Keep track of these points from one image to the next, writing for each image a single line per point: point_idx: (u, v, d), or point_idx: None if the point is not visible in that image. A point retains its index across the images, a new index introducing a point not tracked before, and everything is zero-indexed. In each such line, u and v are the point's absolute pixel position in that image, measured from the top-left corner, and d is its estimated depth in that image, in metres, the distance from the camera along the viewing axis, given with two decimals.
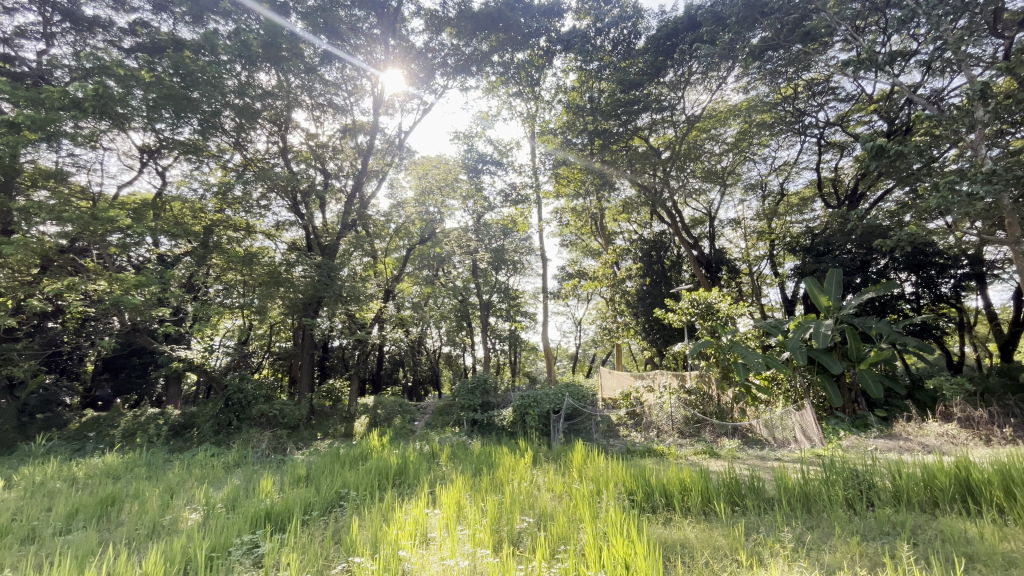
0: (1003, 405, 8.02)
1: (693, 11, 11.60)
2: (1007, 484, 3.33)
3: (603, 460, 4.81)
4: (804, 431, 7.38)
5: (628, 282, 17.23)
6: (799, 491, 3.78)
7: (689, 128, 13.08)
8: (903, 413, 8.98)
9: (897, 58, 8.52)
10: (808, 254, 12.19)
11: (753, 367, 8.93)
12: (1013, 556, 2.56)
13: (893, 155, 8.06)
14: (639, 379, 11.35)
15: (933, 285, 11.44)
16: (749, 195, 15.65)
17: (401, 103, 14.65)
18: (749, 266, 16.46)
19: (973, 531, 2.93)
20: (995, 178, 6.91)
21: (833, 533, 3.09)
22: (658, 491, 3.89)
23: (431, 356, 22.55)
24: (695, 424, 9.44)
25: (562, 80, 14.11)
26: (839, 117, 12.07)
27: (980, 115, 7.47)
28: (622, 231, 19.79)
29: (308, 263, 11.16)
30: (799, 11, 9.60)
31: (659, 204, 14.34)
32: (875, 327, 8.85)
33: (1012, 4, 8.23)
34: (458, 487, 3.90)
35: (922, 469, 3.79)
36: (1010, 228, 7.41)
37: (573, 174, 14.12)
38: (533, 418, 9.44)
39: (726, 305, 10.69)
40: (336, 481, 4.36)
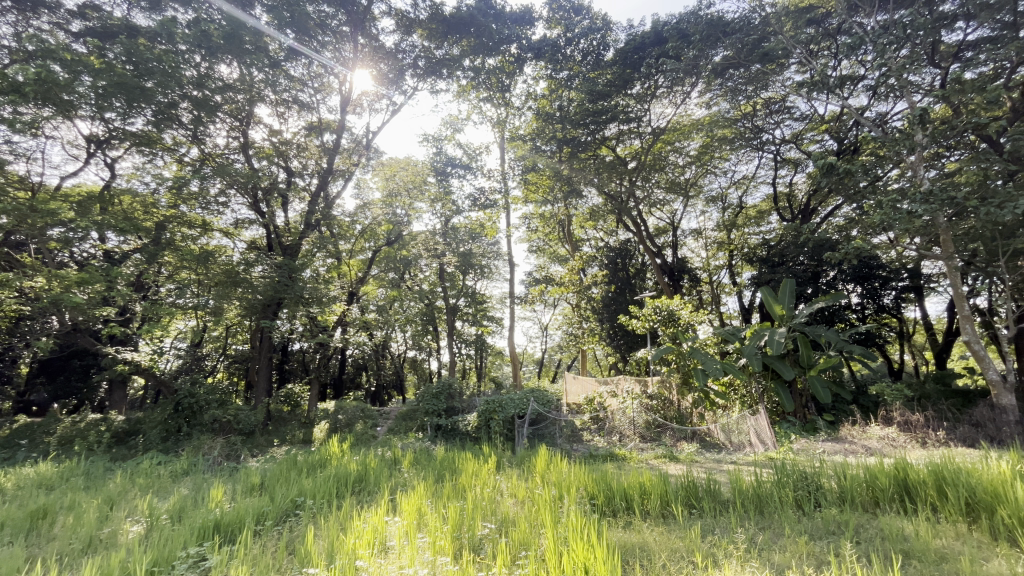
0: (937, 410, 8.57)
1: (660, 26, 11.95)
2: (940, 484, 3.56)
3: (565, 464, 4.84)
4: (758, 434, 7.67)
5: (594, 288, 17.60)
6: (752, 494, 3.92)
7: (654, 139, 13.54)
8: (849, 418, 9.47)
9: (846, 82, 9.04)
10: (764, 265, 12.70)
11: (711, 373, 9.23)
12: (944, 552, 2.73)
13: (841, 173, 8.52)
14: (603, 384, 11.54)
15: (877, 296, 12.14)
16: (710, 207, 16.21)
17: (370, 103, 14.36)
18: (709, 275, 17.01)
19: (910, 529, 3.10)
20: (932, 198, 7.42)
21: (783, 533, 3.22)
22: (618, 495, 3.95)
23: (395, 361, 22.19)
24: (656, 429, 9.65)
25: (532, 87, 14.23)
26: (794, 135, 12.68)
27: (919, 138, 8.01)
28: (589, 238, 19.87)
29: (268, 263, 10.77)
30: (758, 33, 10.18)
31: (624, 213, 14.65)
32: (825, 335, 9.27)
33: (947, 37, 8.89)
34: (420, 493, 3.84)
35: (865, 470, 4.00)
36: (945, 244, 7.93)
37: (541, 180, 14.12)
38: (497, 422, 9.40)
39: (687, 312, 11.01)
40: (292, 489, 4.21)
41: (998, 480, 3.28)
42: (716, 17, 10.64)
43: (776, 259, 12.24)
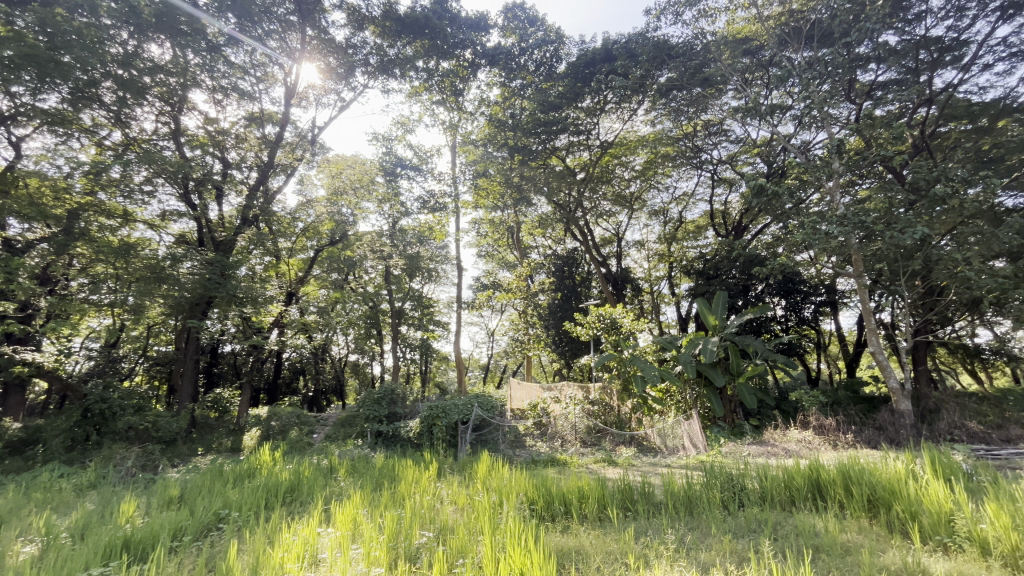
0: (847, 415, 9.38)
1: (610, 45, 12.43)
2: (846, 483, 3.89)
3: (507, 470, 4.86)
4: (691, 438, 8.07)
5: (541, 294, 17.80)
6: (683, 495, 4.11)
7: (602, 152, 14.00)
8: (772, 422, 10.17)
9: (775, 110, 9.76)
10: (700, 277, 13.40)
11: (649, 379, 9.64)
12: (849, 545, 2.99)
13: (770, 194, 9.19)
14: (548, 390, 11.74)
15: (799, 309, 13.12)
16: (653, 220, 16.92)
17: (317, 96, 13.82)
18: (650, 285, 17.68)
19: (820, 524, 3.37)
20: (846, 221, 8.16)
21: (709, 533, 3.40)
22: (558, 500, 4.02)
23: (336, 365, 21.36)
24: (596, 433, 9.89)
25: (485, 93, 14.31)
26: (730, 157, 13.51)
27: (836, 167, 8.79)
28: (537, 246, 20.20)
29: (198, 259, 10.08)
30: (699, 59, 10.82)
31: (573, 222, 14.98)
32: (753, 345, 9.91)
33: (861, 76, 9.81)
34: (356, 503, 3.71)
35: (784, 471, 4.31)
36: (856, 263, 8.71)
37: (492, 186, 14.07)
38: (440, 428, 9.27)
39: (629, 320, 11.40)
40: (216, 501, 3.95)
41: (894, 478, 3.63)
42: (662, 39, 11.17)
43: (711, 272, 12.96)
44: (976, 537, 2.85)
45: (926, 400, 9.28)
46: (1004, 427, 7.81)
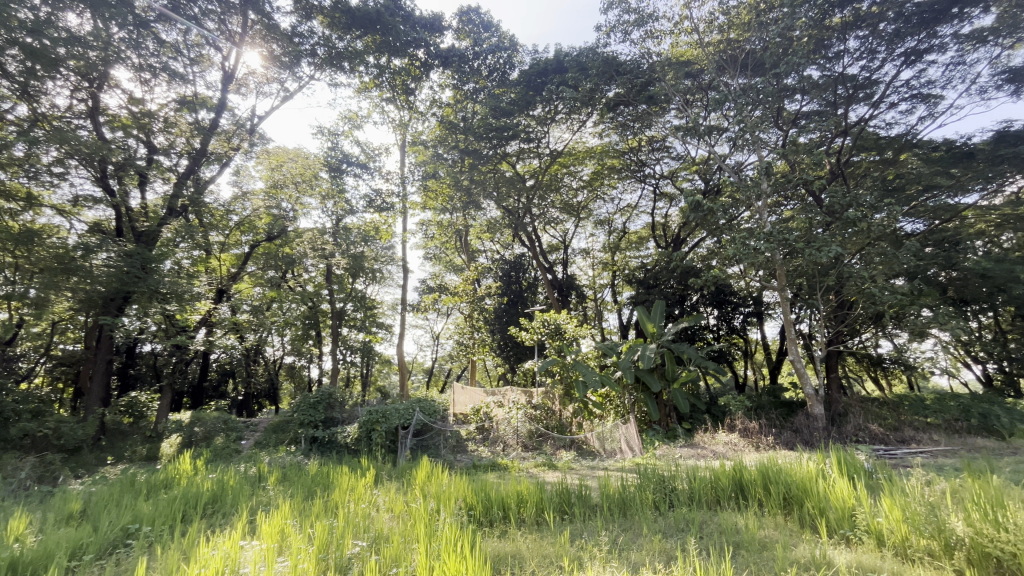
0: (769, 418, 10.06)
1: (562, 57, 12.86)
2: (765, 482, 4.17)
3: (446, 476, 4.80)
4: (627, 441, 8.37)
5: (487, 299, 17.74)
6: (618, 497, 4.24)
7: (551, 161, 14.30)
8: (702, 425, 10.72)
9: (713, 131, 10.36)
10: (641, 286, 13.95)
11: (590, 384, 9.91)
12: (764, 541, 3.20)
13: (705, 210, 9.76)
14: (490, 395, 11.65)
15: (730, 319, 13.93)
16: (598, 229, 17.42)
17: (258, 84, 13.11)
18: (594, 292, 18.10)
19: (741, 522, 3.59)
20: (771, 239, 8.80)
21: (641, 533, 3.53)
22: (496, 505, 4.02)
23: (269, 367, 20.25)
24: (537, 438, 10.00)
25: (437, 94, 14.15)
26: (671, 172, 14.19)
27: (765, 188, 9.47)
28: (485, 250, 20.26)
29: (116, 250, 9.22)
30: (645, 77, 11.30)
31: (521, 228, 15.11)
32: (687, 352, 10.44)
33: (789, 105, 10.61)
34: (284, 513, 3.53)
35: (711, 472, 4.55)
36: (780, 278, 9.39)
37: (441, 189, 13.92)
38: (379, 434, 9.01)
39: (572, 326, 11.65)
40: (125, 514, 3.62)
41: (806, 477, 3.93)
42: (611, 56, 11.55)
43: (651, 282, 13.57)
44: (874, 530, 3.13)
45: (836, 405, 10.13)
46: (900, 429, 8.69)
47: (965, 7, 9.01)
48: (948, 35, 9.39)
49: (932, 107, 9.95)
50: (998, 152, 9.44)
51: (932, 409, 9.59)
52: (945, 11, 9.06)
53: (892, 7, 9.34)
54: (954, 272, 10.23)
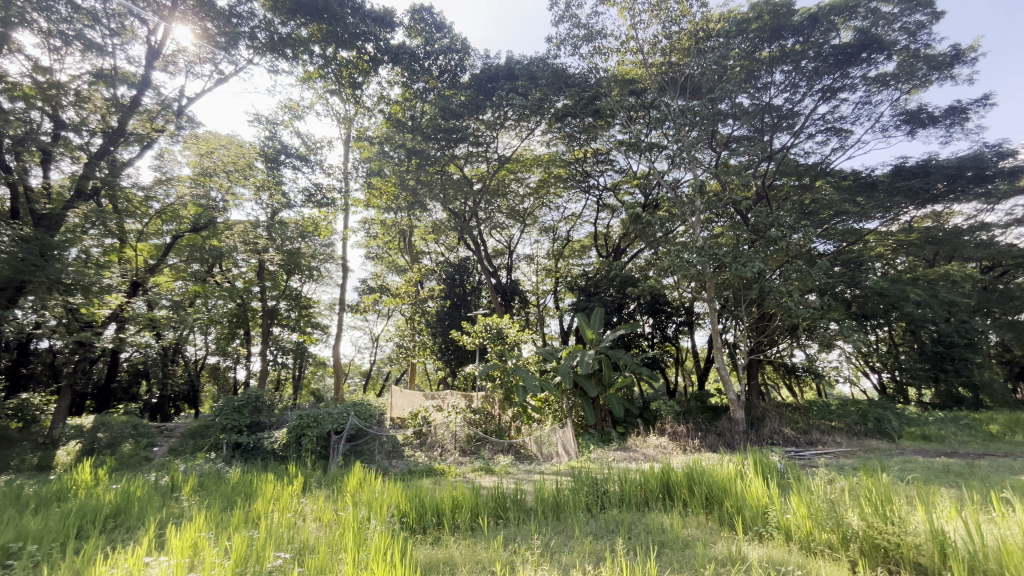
0: (696, 422, 10.62)
1: (512, 64, 13.02)
2: (690, 483, 4.39)
3: (379, 482, 4.66)
4: (564, 445, 8.52)
5: (429, 301, 17.69)
6: (552, 501, 4.31)
7: (499, 166, 14.41)
8: (634, 429, 11.13)
9: (653, 148, 10.86)
10: (582, 293, 14.35)
11: (530, 388, 10.05)
12: (687, 540, 3.37)
13: (644, 222, 10.20)
14: (430, 399, 11.47)
15: (663, 328, 14.57)
16: (543, 236, 17.69)
17: (189, 64, 12.19)
18: (537, 298, 18.34)
19: (667, 522, 3.76)
20: (702, 253, 9.37)
21: (573, 535, 3.60)
22: (430, 511, 3.96)
23: (188, 368, 18.77)
24: (476, 442, 9.95)
25: (385, 91, 13.82)
26: (614, 185, 14.72)
27: (698, 205, 10.05)
28: (429, 252, 20.02)
29: (9, 234, 8.22)
30: (592, 91, 11.66)
31: (467, 231, 15.05)
32: (622, 358, 10.78)
33: (723, 128, 11.32)
34: (199, 525, 3.28)
35: (640, 475, 4.73)
36: (709, 290, 9.96)
37: (386, 187, 13.57)
38: (309, 439, 8.59)
39: (514, 331, 11.75)
40: (5, 532, 3.21)
41: (726, 477, 4.19)
42: (561, 68, 11.84)
43: (592, 289, 14.02)
44: (783, 526, 3.39)
45: (755, 410, 10.87)
46: (809, 432, 9.48)
47: (872, 53, 10.07)
48: (858, 77, 10.44)
49: (843, 140, 11.01)
50: (895, 184, 10.74)
51: (836, 414, 10.55)
52: (856, 54, 10.10)
53: (812, 47, 10.28)
54: (857, 290, 11.34)
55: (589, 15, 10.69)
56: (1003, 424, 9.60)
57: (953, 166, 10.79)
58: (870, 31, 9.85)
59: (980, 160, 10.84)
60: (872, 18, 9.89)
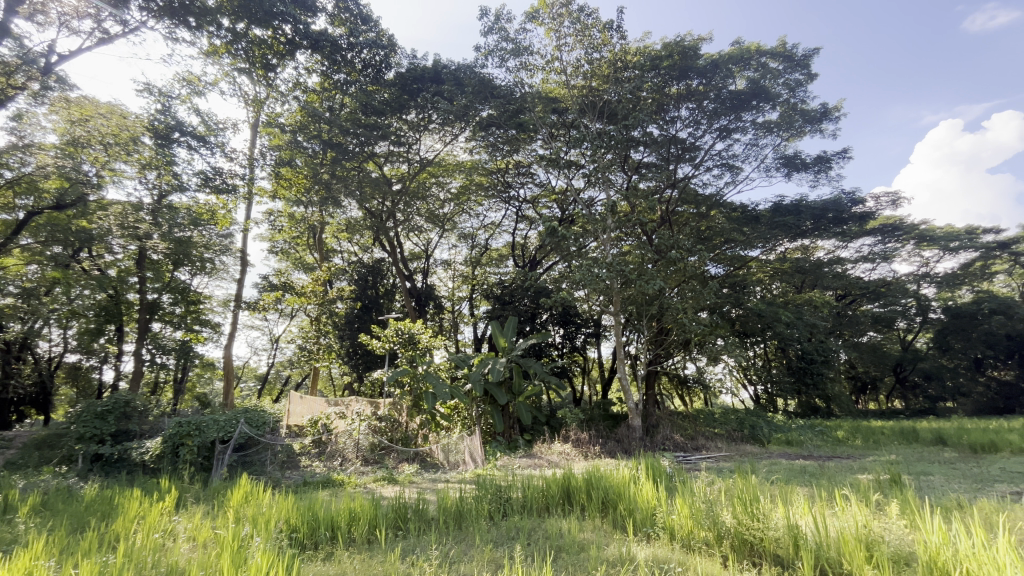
0: (597, 429, 11.16)
1: (440, 67, 12.94)
2: (588, 489, 4.58)
3: (268, 495, 4.32)
4: (471, 453, 8.43)
5: (338, 303, 17.02)
6: (454, 510, 4.27)
7: (420, 168, 14.24)
8: (541, 437, 11.40)
9: (571, 166, 11.35)
10: (497, 301, 14.53)
11: (440, 396, 9.90)
12: (582, 543, 3.50)
13: (560, 236, 10.57)
14: (332, 405, 10.90)
15: (573, 338, 14.95)
16: (461, 242, 17.68)
17: (64, 16, 10.56)
18: (452, 304, 18.23)
19: (565, 526, 3.89)
20: (610, 270, 9.97)
21: (474, 543, 3.60)
22: (323, 525, 3.75)
23: (38, 367, 16.05)
24: (380, 451, 9.60)
25: (302, 77, 12.99)
26: (533, 198, 15.18)
27: (609, 224, 10.68)
28: (341, 250, 19.13)
29: None
30: (517, 105, 11.95)
31: (383, 232, 14.62)
32: (532, 367, 11.02)
33: (635, 154, 12.14)
34: (36, 552, 2.80)
35: (542, 481, 4.86)
36: (615, 304, 10.56)
37: (297, 179, 12.71)
38: (189, 450, 7.72)
39: (427, 337, 11.54)
40: None
41: (620, 482, 4.45)
42: (487, 78, 12.00)
43: (507, 298, 14.27)
44: (669, 526, 3.66)
45: (651, 417, 11.64)
46: (695, 438, 10.38)
47: (760, 102, 11.40)
48: (749, 121, 11.75)
49: (735, 176, 12.29)
50: (774, 219, 12.22)
51: (719, 422, 11.66)
52: (748, 101, 11.36)
53: (713, 89, 11.39)
54: (741, 311, 12.66)
55: (517, 31, 10.98)
56: (847, 430, 11.21)
57: (819, 207, 12.53)
58: (759, 82, 11.18)
59: (838, 204, 12.71)
60: (761, 71, 11.27)
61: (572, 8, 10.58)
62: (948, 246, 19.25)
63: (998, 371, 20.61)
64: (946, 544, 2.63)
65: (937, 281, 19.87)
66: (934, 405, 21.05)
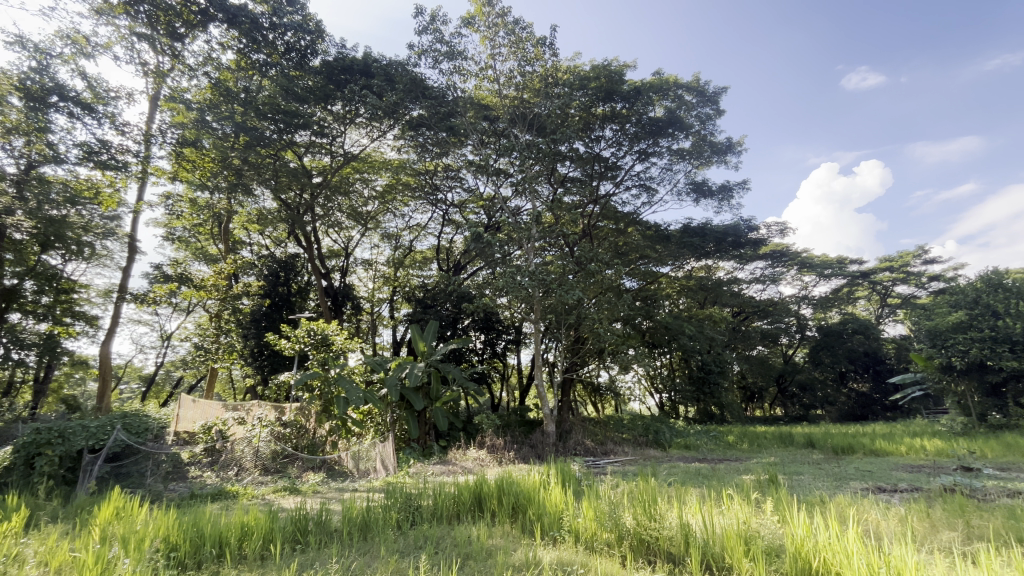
0: (513, 435, 11.28)
1: (370, 61, 12.53)
2: (500, 495, 4.60)
3: (145, 510, 3.87)
4: (382, 460, 8.06)
5: (244, 299, 15.52)
6: (360, 520, 4.10)
7: (344, 162, 13.68)
8: (456, 443, 11.28)
9: (500, 173, 11.46)
10: (418, 304, 14.40)
11: (352, 401, 9.48)
12: (491, 550, 3.50)
13: (485, 242, 10.64)
14: (231, 410, 10.04)
15: (493, 344, 14.92)
16: (384, 242, 17.16)
17: None
18: (371, 306, 17.58)
19: (474, 533, 3.88)
20: (532, 279, 10.24)
21: (378, 555, 3.47)
22: (209, 542, 3.43)
23: None
24: (282, 459, 8.96)
25: (214, 52, 11.93)
26: (460, 202, 15.16)
27: (533, 233, 10.97)
28: (250, 243, 17.78)
29: None
30: (448, 108, 11.88)
31: (299, 226, 13.78)
32: (451, 372, 10.91)
33: (562, 168, 12.57)
34: None
35: (455, 488, 4.81)
36: (535, 312, 10.80)
37: (201, 160, 11.39)
38: (48, 460, 6.71)
39: (341, 339, 11.01)
40: None
41: (531, 487, 4.53)
42: (419, 77, 11.81)
43: (429, 301, 14.22)
44: (574, 529, 3.79)
45: (565, 423, 11.99)
46: (605, 443, 10.86)
47: (675, 130, 12.31)
48: (665, 147, 12.64)
49: (651, 196, 13.14)
50: (683, 239, 13.21)
51: (627, 428, 12.29)
52: (664, 128, 12.23)
53: (635, 114, 12.12)
54: (651, 323, 13.48)
55: (452, 34, 10.93)
56: (737, 435, 12.33)
57: (720, 231, 13.73)
58: (675, 112, 12.09)
59: (737, 230, 14.00)
60: (677, 102, 12.20)
61: (508, 19, 10.75)
62: (823, 272, 22.00)
63: (856, 384, 23.78)
64: (808, 537, 2.98)
65: (813, 303, 22.60)
66: (808, 412, 23.80)
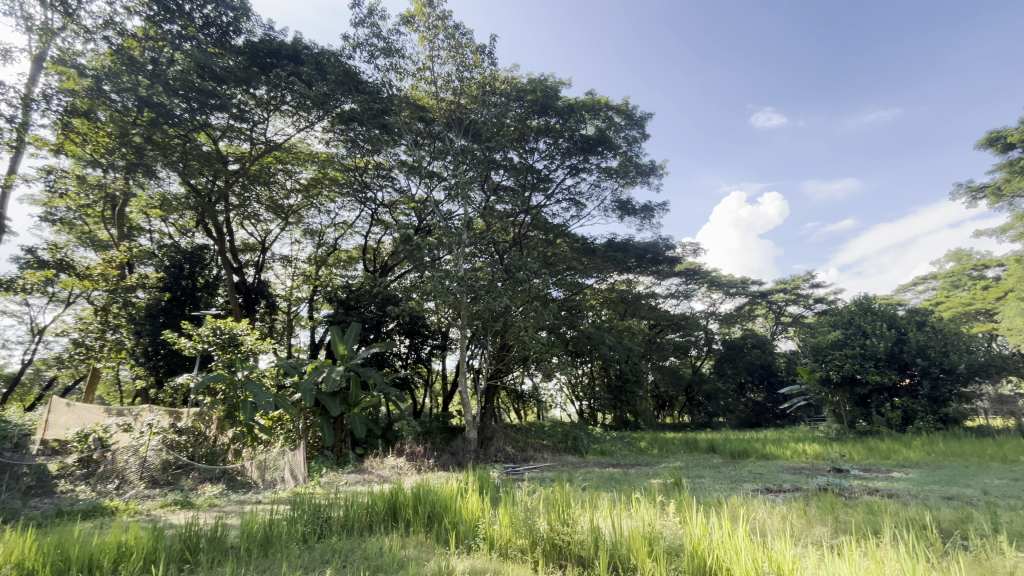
0: (434, 442, 11.08)
1: (300, 47, 11.91)
2: (416, 504, 4.49)
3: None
4: (291, 470, 7.58)
5: (138, 292, 13.77)
6: (260, 535, 3.82)
7: (265, 150, 12.78)
8: (374, 450, 10.89)
9: (433, 176, 11.29)
10: (340, 305, 13.77)
11: (260, 406, 8.80)
12: (402, 562, 3.40)
13: (414, 244, 10.44)
14: (114, 416, 8.98)
15: (418, 349, 14.62)
16: (306, 238, 16.26)
17: None
18: (288, 305, 16.58)
19: (386, 545, 3.75)
20: (460, 284, 10.19)
21: (279, 572, 3.24)
22: (74, 566, 3.02)
23: None
24: (174, 471, 8.13)
25: (118, 16, 10.74)
26: (391, 202, 14.75)
27: (463, 238, 10.93)
28: (150, 229, 16.10)
29: None
30: (382, 105, 11.57)
31: (209, 215, 12.70)
32: (371, 376, 10.52)
33: (496, 176, 12.68)
34: None
35: (368, 497, 4.63)
36: (462, 318, 10.73)
37: (96, 136, 10.23)
38: None
39: (251, 339, 10.25)
40: None
41: (448, 496, 4.47)
42: (353, 70, 11.39)
43: (351, 302, 13.62)
44: (490, 537, 3.79)
45: (487, 430, 11.99)
46: (525, 450, 10.99)
47: (605, 149, 12.87)
48: (595, 164, 13.17)
49: (579, 210, 13.61)
50: (607, 253, 13.78)
51: (547, 434, 12.53)
52: (594, 146, 12.75)
53: (567, 130, 12.53)
54: (574, 333, 13.88)
55: (390, 31, 10.70)
56: (648, 441, 13.03)
57: (641, 248, 14.47)
58: (605, 132, 12.64)
59: (656, 248, 14.68)
60: (608, 123, 12.74)
61: (448, 22, 10.70)
62: (728, 291, 24.02)
63: (753, 394, 26.13)
64: (704, 535, 3.21)
65: (719, 318, 24.59)
66: (711, 420, 25.72)
